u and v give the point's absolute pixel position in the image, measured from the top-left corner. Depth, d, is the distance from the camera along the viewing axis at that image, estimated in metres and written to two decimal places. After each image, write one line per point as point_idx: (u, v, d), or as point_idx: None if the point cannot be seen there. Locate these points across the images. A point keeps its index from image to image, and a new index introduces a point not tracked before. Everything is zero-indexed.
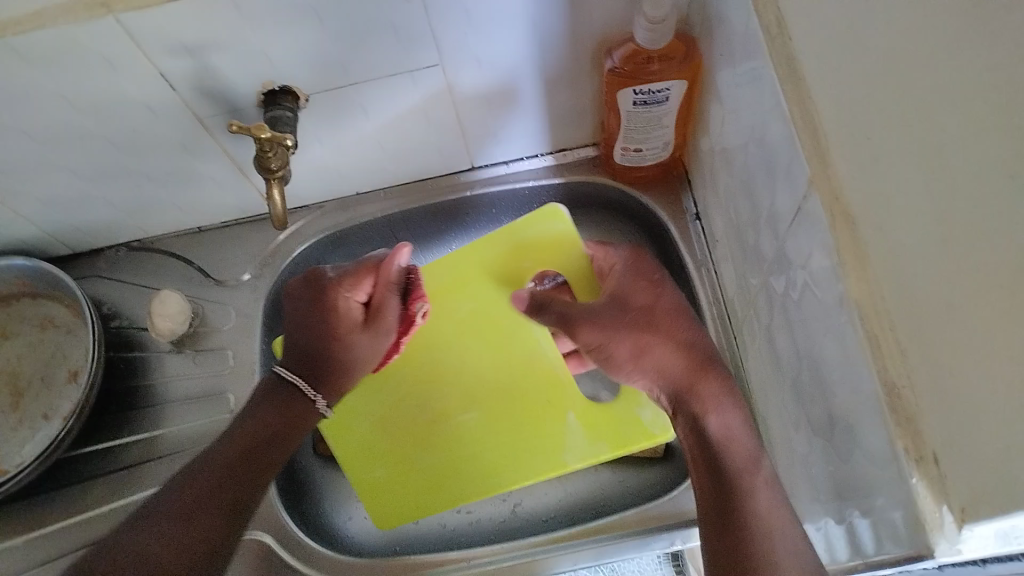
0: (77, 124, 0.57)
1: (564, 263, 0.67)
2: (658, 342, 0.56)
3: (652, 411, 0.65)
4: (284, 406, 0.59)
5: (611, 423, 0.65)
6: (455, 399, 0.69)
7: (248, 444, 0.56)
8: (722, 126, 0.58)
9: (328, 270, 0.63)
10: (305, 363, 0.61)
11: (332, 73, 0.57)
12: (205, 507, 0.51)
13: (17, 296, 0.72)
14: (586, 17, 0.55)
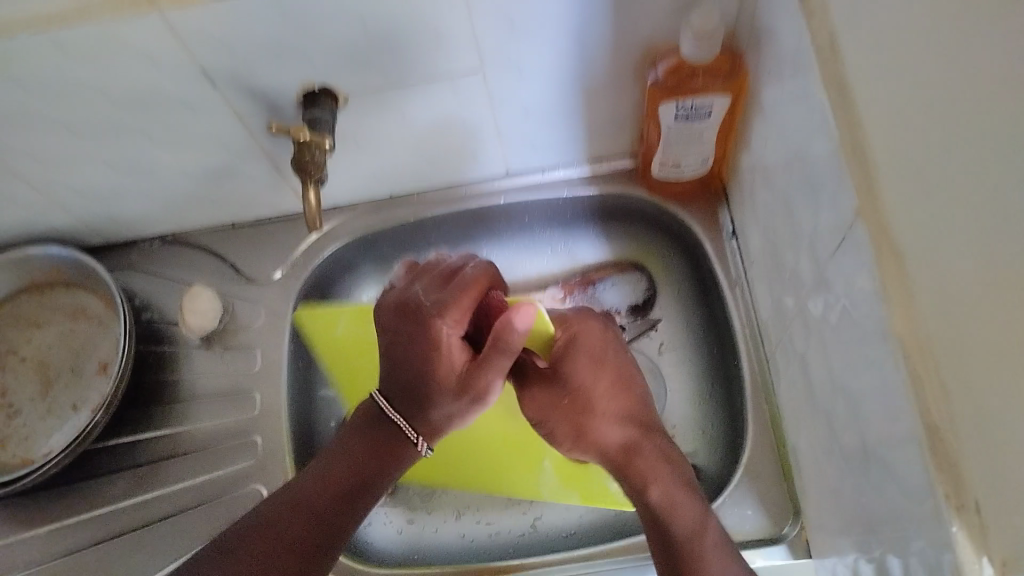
0: (118, 117, 0.57)
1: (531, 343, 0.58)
2: (600, 421, 0.59)
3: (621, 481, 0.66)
4: (380, 443, 0.55)
5: (579, 473, 0.68)
6: None
7: (341, 486, 0.53)
8: (764, 144, 0.56)
9: (423, 297, 0.54)
10: (404, 401, 0.55)
11: (372, 76, 0.57)
12: (282, 557, 0.49)
13: (52, 284, 0.73)
14: (631, 29, 0.55)
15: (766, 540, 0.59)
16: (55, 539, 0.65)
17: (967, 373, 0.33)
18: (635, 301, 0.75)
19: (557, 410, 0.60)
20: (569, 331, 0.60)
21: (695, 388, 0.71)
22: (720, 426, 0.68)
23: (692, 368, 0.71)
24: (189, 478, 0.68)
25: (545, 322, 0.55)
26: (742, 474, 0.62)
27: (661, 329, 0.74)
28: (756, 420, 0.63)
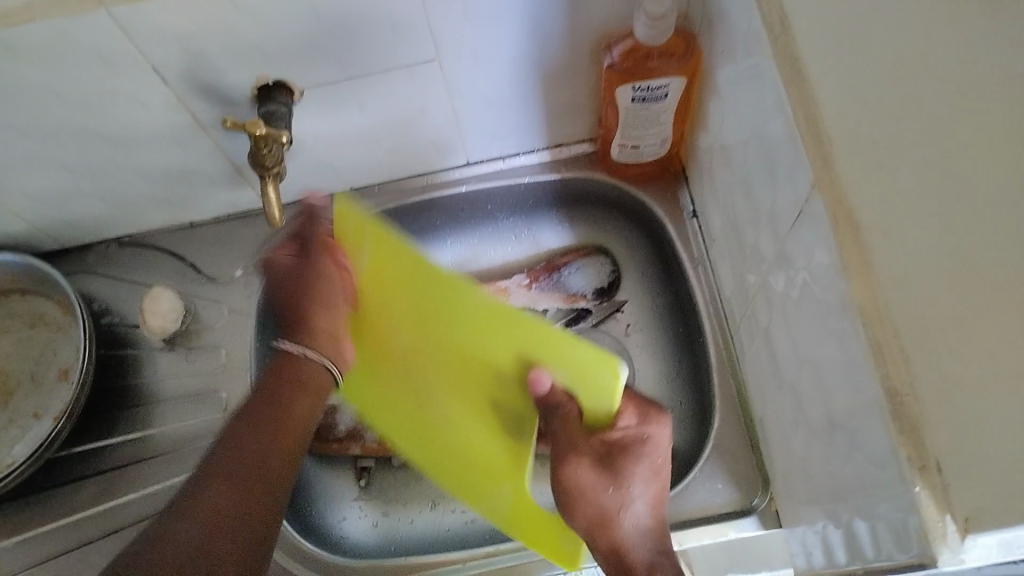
0: (67, 118, 0.56)
1: (585, 386, 0.50)
2: (627, 521, 0.53)
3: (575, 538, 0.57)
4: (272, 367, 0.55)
5: (534, 516, 0.58)
6: (436, 391, 0.57)
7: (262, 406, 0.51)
8: (721, 123, 0.57)
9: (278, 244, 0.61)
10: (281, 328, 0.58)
11: (328, 68, 0.56)
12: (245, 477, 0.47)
13: (7, 292, 0.71)
14: (586, 13, 0.55)
15: (737, 512, 0.60)
16: (23, 551, 0.65)
17: (925, 342, 0.34)
18: (601, 285, 0.75)
19: (589, 490, 0.53)
20: (639, 421, 0.52)
21: (661, 367, 0.71)
22: (687, 403, 0.69)
23: (658, 349, 0.72)
24: (157, 482, 0.67)
25: (616, 387, 0.48)
26: (711, 450, 0.63)
27: (627, 311, 0.74)
28: (723, 395, 0.64)
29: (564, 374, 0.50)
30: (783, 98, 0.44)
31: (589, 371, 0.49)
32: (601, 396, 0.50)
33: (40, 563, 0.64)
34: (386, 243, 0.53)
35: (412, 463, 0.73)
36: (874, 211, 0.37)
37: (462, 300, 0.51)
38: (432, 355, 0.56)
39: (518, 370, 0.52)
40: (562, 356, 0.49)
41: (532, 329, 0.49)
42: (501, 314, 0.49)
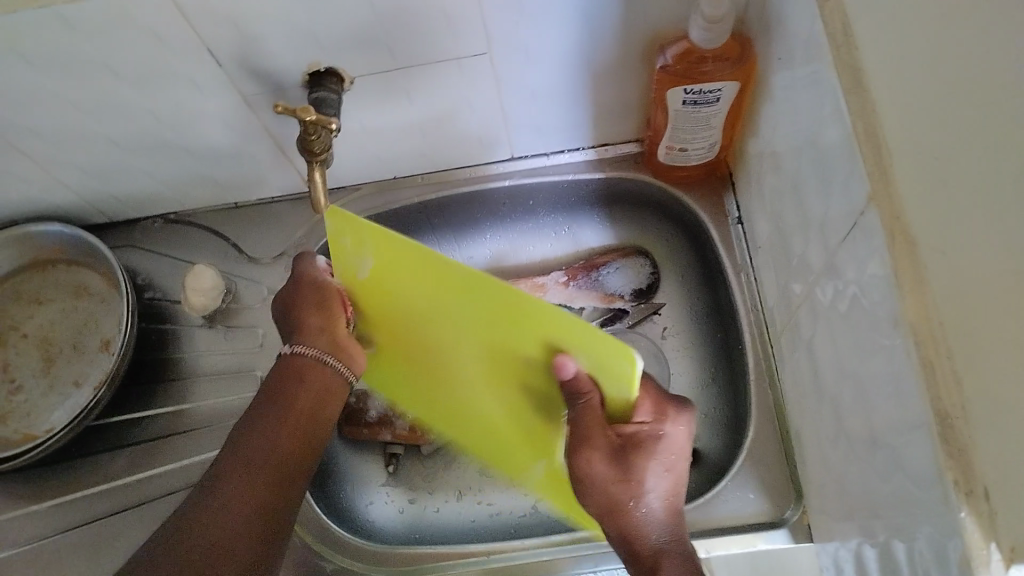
0: (122, 94, 0.57)
1: (598, 373, 0.46)
2: (638, 512, 0.49)
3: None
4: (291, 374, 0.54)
5: (567, 494, 0.59)
6: (459, 371, 0.55)
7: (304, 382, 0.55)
8: (773, 130, 0.56)
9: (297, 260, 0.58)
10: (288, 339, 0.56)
11: (381, 56, 0.56)
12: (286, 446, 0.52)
13: (54, 262, 0.72)
14: (643, 13, 0.54)
15: (767, 524, 0.60)
16: (57, 515, 0.66)
17: (978, 364, 0.33)
18: (639, 286, 0.75)
19: (602, 481, 0.49)
20: (656, 414, 0.49)
21: (696, 373, 0.71)
22: (721, 411, 0.68)
23: (694, 354, 0.72)
24: (187, 455, 0.68)
25: (635, 377, 0.45)
26: (744, 459, 0.63)
27: (664, 314, 0.74)
28: (759, 405, 0.63)
29: (585, 362, 0.46)
30: (843, 106, 0.43)
31: (606, 359, 0.45)
32: (621, 385, 0.46)
33: (72, 528, 0.65)
34: (388, 238, 0.48)
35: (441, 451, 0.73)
36: (932, 228, 0.36)
37: (467, 285, 0.47)
38: (451, 341, 0.53)
39: (538, 356, 0.49)
40: (579, 345, 0.45)
41: (544, 318, 0.45)
42: (506, 301, 0.46)
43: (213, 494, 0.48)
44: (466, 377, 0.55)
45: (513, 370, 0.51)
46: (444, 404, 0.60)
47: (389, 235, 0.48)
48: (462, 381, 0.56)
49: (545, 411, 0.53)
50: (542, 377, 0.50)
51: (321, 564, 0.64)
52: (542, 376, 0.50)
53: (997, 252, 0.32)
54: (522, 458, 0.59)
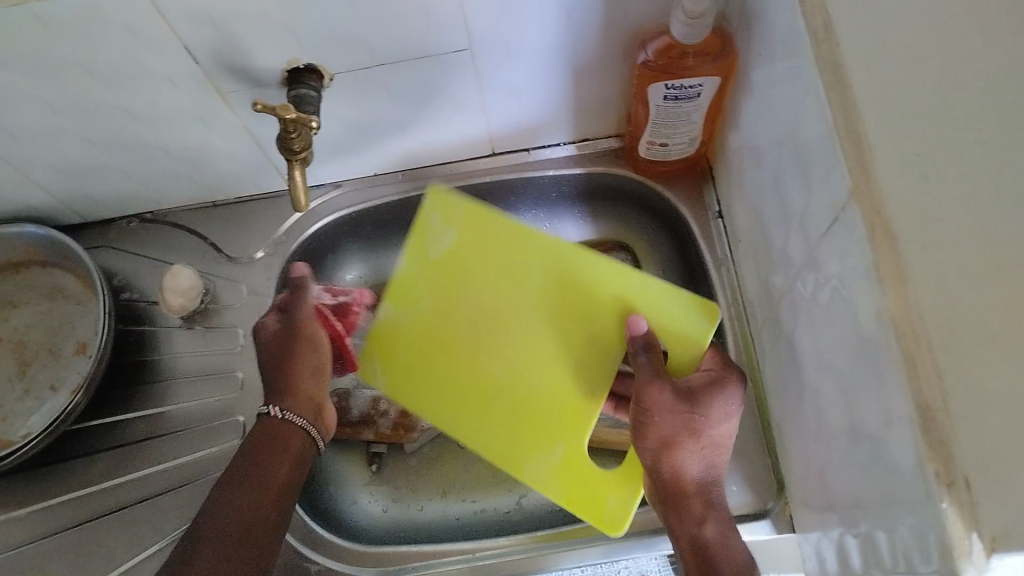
0: (97, 93, 0.56)
1: (672, 329, 0.59)
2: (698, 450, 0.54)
3: (621, 501, 0.60)
4: (270, 435, 0.59)
5: (585, 475, 0.61)
6: (502, 351, 0.63)
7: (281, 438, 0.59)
8: (753, 124, 0.56)
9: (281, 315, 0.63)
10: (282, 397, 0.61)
11: (361, 52, 0.55)
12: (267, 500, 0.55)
13: (26, 264, 0.71)
14: (625, 7, 0.54)
15: (750, 515, 0.61)
16: (34, 523, 0.65)
17: (960, 357, 0.33)
18: None
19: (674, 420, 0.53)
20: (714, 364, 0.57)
21: None
22: None
23: None
24: (168, 459, 0.67)
25: (707, 331, 0.59)
26: (726, 451, 0.63)
27: None
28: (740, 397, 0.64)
29: (655, 322, 0.60)
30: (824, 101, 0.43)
31: (673, 320, 0.59)
32: (688, 343, 0.59)
33: (49, 536, 0.64)
34: (484, 222, 0.66)
35: (425, 450, 0.73)
36: (912, 221, 0.36)
37: (554, 261, 0.63)
38: (511, 316, 0.64)
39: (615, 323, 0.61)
40: (654, 313, 0.60)
41: (616, 290, 0.61)
42: (589, 275, 0.62)
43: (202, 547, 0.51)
44: (510, 356, 0.63)
45: (569, 342, 0.62)
46: (461, 399, 0.63)
47: (493, 221, 0.66)
48: (496, 362, 0.63)
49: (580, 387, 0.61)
50: (602, 337, 0.61)
51: (305, 566, 0.63)
52: (602, 332, 0.61)
53: (988, 246, 0.33)
54: (534, 445, 0.61)
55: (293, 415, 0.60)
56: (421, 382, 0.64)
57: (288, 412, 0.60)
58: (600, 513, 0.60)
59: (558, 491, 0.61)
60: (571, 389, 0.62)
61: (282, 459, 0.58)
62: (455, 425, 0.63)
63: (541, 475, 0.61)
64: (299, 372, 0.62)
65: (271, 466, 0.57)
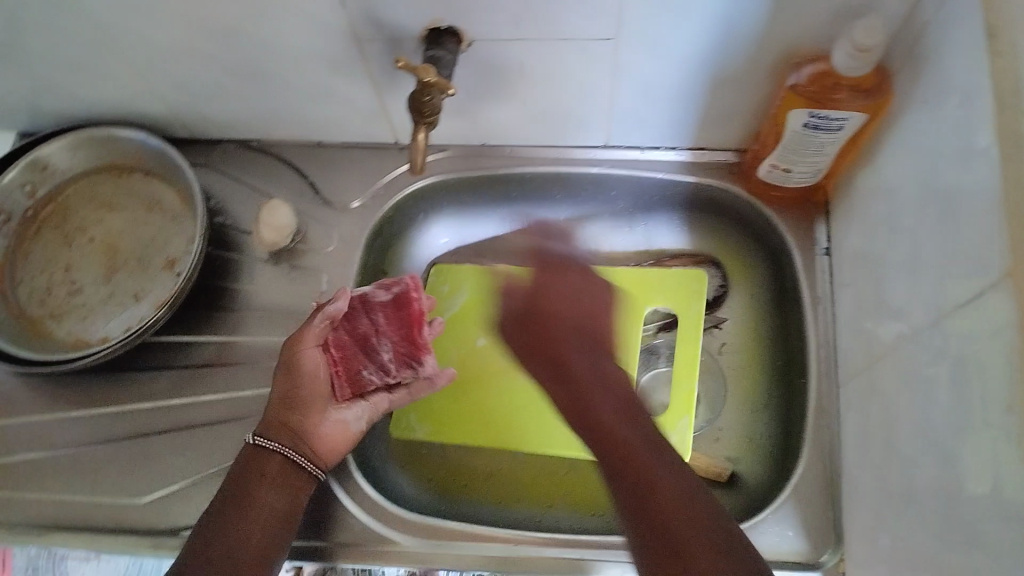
0: (237, 20, 0.55)
1: (677, 301, 0.71)
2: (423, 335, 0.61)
3: (678, 436, 0.66)
4: (256, 460, 0.56)
5: None
6: None
7: (267, 461, 0.56)
8: (893, 170, 0.54)
9: (289, 346, 0.59)
10: (280, 429, 0.58)
11: (506, 25, 0.54)
12: (254, 523, 0.53)
13: (131, 170, 0.72)
14: (785, 25, 0.52)
15: (802, 564, 0.58)
16: (99, 426, 0.67)
17: None
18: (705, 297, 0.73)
19: (535, 334, 0.57)
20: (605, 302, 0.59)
21: (747, 395, 0.69)
22: (768, 441, 0.67)
23: (753, 380, 0.69)
24: (232, 390, 0.67)
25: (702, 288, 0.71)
26: (789, 494, 0.61)
27: (724, 329, 0.72)
28: (812, 442, 0.62)
29: (664, 296, 0.71)
30: (994, 167, 0.40)
31: (674, 289, 0.71)
32: (691, 302, 0.71)
33: (111, 442, 0.66)
34: (489, 273, 0.74)
35: None
36: None
37: (563, 269, 0.74)
38: None
39: (630, 303, 0.71)
40: (659, 287, 0.71)
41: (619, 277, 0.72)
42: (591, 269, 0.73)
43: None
44: None
45: None
46: (495, 424, 0.69)
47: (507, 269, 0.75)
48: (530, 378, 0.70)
49: None
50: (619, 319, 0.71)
51: (347, 521, 0.63)
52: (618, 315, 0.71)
53: None
54: None
55: (268, 446, 0.57)
56: (452, 415, 0.70)
57: (263, 442, 0.57)
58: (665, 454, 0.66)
59: None
60: None
61: (260, 487, 0.55)
62: (490, 440, 0.68)
63: None
64: (274, 403, 0.59)
65: (258, 486, 0.55)
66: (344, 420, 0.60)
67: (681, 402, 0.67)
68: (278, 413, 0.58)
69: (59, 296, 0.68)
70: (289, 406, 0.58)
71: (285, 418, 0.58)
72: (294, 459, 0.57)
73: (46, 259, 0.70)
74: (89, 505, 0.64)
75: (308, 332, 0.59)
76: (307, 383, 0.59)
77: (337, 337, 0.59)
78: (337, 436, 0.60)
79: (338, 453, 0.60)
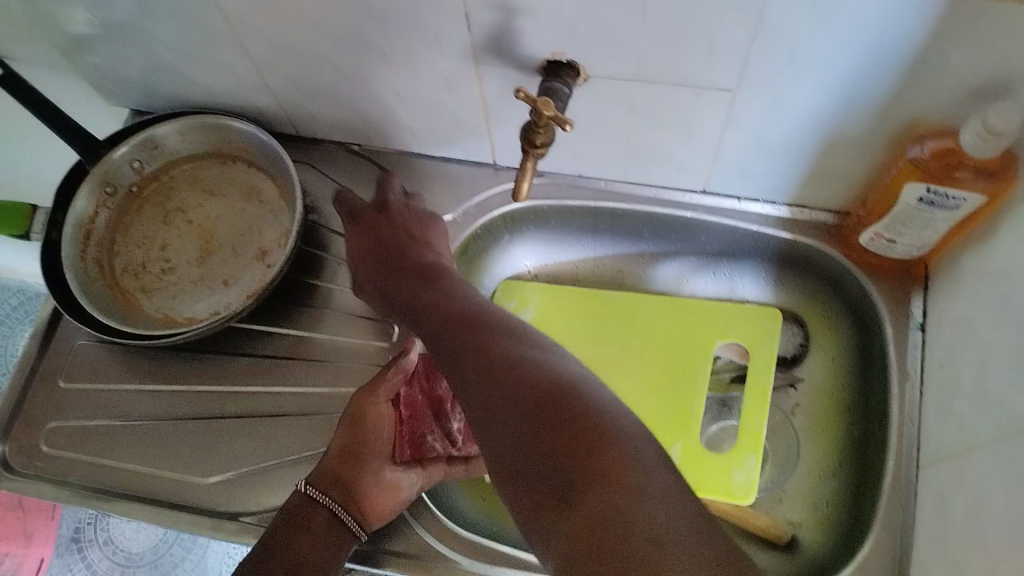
0: (364, 29, 0.56)
1: (748, 339, 0.70)
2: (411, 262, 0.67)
3: (745, 475, 0.65)
4: (304, 516, 0.58)
5: (705, 465, 0.66)
6: None
7: (313, 517, 0.58)
8: (1008, 258, 0.52)
9: (356, 398, 0.65)
10: (333, 482, 0.60)
11: (627, 65, 0.54)
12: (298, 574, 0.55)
13: (235, 159, 0.74)
14: (914, 96, 0.51)
15: None
16: (173, 402, 0.69)
17: None
18: (784, 354, 0.72)
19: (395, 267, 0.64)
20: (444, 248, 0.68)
21: (819, 460, 0.67)
22: (836, 511, 0.64)
23: (825, 444, 0.68)
24: (305, 385, 0.68)
25: (776, 326, 0.70)
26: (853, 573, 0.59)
27: (800, 389, 0.70)
28: (884, 522, 0.59)
29: (735, 332, 0.70)
30: None
31: (745, 326, 0.70)
32: (763, 340, 0.69)
33: (182, 419, 0.68)
34: (560, 295, 0.74)
35: None
36: None
37: (635, 300, 0.73)
38: (605, 360, 0.71)
39: (700, 336, 0.71)
40: (730, 322, 0.71)
41: (685, 308, 0.72)
42: (662, 300, 0.73)
43: None
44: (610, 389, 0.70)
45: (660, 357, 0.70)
46: None
47: (579, 293, 0.74)
48: None
49: (680, 395, 0.69)
50: (688, 350, 0.70)
51: (404, 530, 0.63)
52: (686, 347, 0.70)
53: None
54: None
55: (319, 498, 0.59)
56: None
57: (314, 493, 0.59)
58: (730, 493, 0.65)
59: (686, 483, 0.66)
60: (674, 396, 0.69)
61: (305, 535, 0.57)
62: None
63: None
64: (332, 454, 0.62)
65: (302, 540, 0.57)
66: (395, 483, 0.62)
67: (749, 440, 0.66)
68: (332, 468, 0.61)
69: (152, 272, 0.71)
70: (346, 458, 0.62)
71: (340, 471, 0.61)
72: (341, 514, 0.59)
73: (145, 235, 0.72)
74: (155, 478, 0.66)
75: (385, 382, 0.65)
76: (368, 436, 0.63)
77: (411, 398, 0.67)
78: (385, 497, 0.61)
79: (383, 515, 0.61)
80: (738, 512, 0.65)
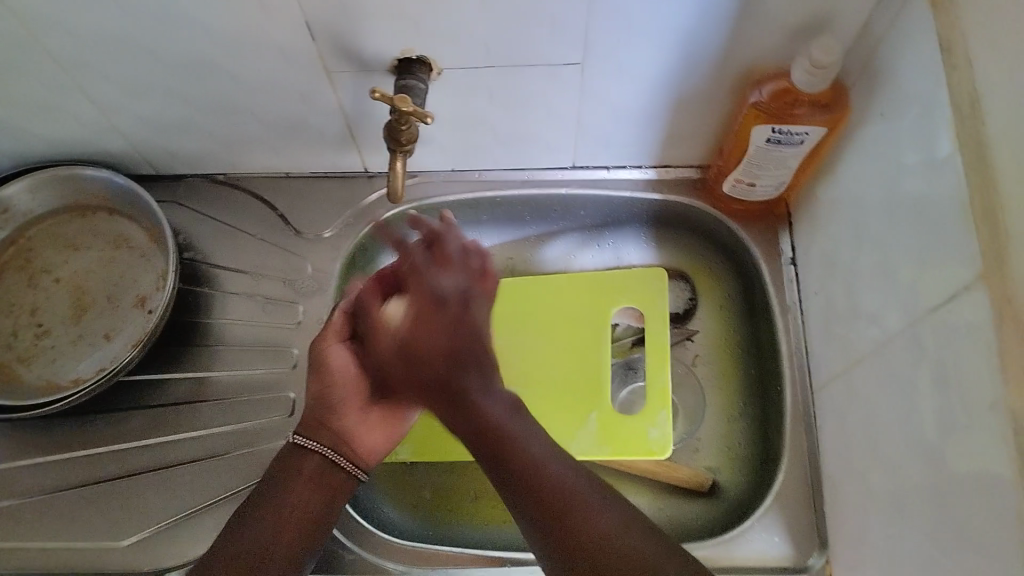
0: (206, 54, 0.56)
1: (640, 300, 0.72)
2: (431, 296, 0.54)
3: (660, 429, 0.67)
4: (298, 460, 0.56)
5: (620, 427, 0.67)
6: (511, 374, 0.71)
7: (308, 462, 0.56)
8: (856, 180, 0.56)
9: (317, 344, 0.60)
10: (318, 431, 0.57)
11: (477, 53, 0.55)
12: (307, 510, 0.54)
13: (95, 209, 0.71)
14: (746, 43, 0.54)
15: (790, 569, 0.59)
16: (71, 469, 0.66)
17: None
18: (676, 311, 0.74)
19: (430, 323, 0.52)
20: (452, 321, 0.51)
21: (724, 404, 0.70)
22: (748, 448, 0.68)
23: (729, 387, 0.71)
24: (210, 425, 0.67)
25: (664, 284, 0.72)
26: (772, 501, 0.62)
27: (697, 340, 0.73)
28: (792, 449, 0.63)
29: (628, 297, 0.72)
30: (962, 176, 0.42)
31: (636, 287, 0.72)
32: (655, 299, 0.72)
33: (84, 485, 0.65)
34: None
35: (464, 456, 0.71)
36: None
37: (528, 282, 0.75)
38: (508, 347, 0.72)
39: (596, 306, 0.72)
40: (623, 288, 0.73)
41: (578, 283, 0.74)
42: (556, 279, 0.74)
43: (238, 534, 0.51)
44: (517, 372, 0.71)
45: (562, 333, 0.72)
46: None
47: None
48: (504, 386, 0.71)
49: (586, 365, 0.70)
50: (588, 321, 0.72)
51: (340, 553, 0.63)
52: (585, 319, 0.72)
53: None
54: (565, 426, 0.68)
55: (307, 445, 0.56)
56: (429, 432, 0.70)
57: (302, 441, 0.56)
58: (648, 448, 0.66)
59: (606, 448, 0.67)
60: (580, 368, 0.70)
61: (298, 479, 0.55)
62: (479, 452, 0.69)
63: (586, 444, 0.67)
64: (307, 406, 0.59)
65: (297, 481, 0.55)
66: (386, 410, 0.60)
67: (656, 396, 0.68)
68: (315, 414, 0.58)
69: (26, 340, 0.67)
70: (323, 406, 0.58)
71: (320, 417, 0.58)
72: (334, 458, 0.56)
73: (10, 302, 0.69)
74: (66, 550, 0.63)
75: (330, 329, 0.60)
76: (339, 380, 0.58)
77: None
78: (373, 434, 0.59)
79: (376, 452, 0.59)
80: (664, 467, 0.67)
